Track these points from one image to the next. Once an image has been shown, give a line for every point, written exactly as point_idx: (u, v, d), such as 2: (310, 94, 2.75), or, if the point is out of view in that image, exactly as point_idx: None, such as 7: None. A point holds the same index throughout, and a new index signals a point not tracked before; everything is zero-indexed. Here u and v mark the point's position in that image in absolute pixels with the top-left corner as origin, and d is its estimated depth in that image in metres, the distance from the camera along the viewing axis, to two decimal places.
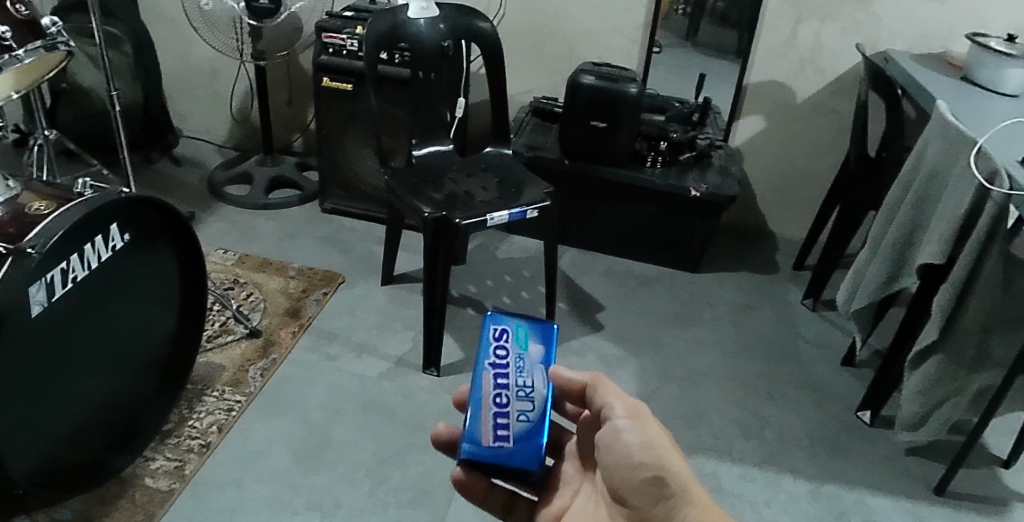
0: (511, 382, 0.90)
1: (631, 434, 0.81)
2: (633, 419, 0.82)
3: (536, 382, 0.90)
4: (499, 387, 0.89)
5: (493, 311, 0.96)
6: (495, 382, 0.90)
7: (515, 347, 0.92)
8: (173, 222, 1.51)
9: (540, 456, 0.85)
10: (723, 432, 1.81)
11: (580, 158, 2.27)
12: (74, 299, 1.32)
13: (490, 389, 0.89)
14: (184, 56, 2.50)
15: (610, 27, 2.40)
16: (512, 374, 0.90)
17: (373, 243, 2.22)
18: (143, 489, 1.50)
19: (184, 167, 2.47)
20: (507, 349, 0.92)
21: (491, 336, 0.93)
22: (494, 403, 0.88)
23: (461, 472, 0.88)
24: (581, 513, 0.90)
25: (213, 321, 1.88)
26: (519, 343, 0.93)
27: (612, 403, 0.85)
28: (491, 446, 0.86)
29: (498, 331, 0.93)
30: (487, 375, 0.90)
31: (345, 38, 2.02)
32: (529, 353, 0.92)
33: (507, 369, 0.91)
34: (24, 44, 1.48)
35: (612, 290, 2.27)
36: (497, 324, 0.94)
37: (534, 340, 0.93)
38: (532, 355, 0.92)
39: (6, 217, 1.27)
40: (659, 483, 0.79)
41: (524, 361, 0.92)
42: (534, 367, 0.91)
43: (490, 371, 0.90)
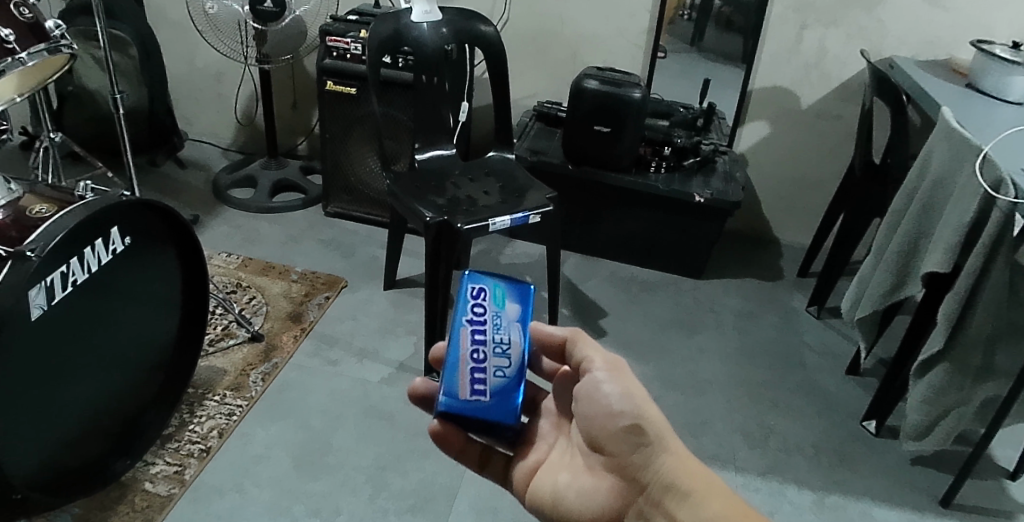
0: (488, 338, 0.86)
1: (611, 385, 0.82)
2: (612, 372, 0.83)
3: (513, 339, 0.86)
4: (476, 343, 0.86)
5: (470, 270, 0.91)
6: (472, 338, 0.86)
7: (492, 305, 0.88)
8: (174, 225, 1.51)
9: (515, 411, 0.83)
10: (727, 441, 1.80)
11: (583, 163, 2.26)
12: (74, 302, 1.32)
13: (467, 345, 0.85)
14: (189, 59, 2.50)
15: (614, 31, 2.39)
16: (490, 330, 0.87)
17: (376, 247, 2.21)
18: (142, 494, 1.49)
19: (189, 170, 2.47)
20: (484, 304, 0.88)
21: (468, 293, 0.88)
22: (472, 358, 0.85)
23: (437, 427, 0.85)
24: (557, 466, 0.88)
25: (215, 325, 1.88)
26: (496, 301, 0.89)
27: (590, 357, 0.84)
28: (468, 400, 0.83)
29: (474, 287, 0.89)
30: (464, 331, 0.86)
31: (348, 41, 2.02)
32: (506, 311, 0.88)
33: (484, 326, 0.87)
34: (27, 48, 1.48)
35: (615, 296, 2.26)
36: (473, 281, 0.89)
37: (511, 300, 0.89)
38: (509, 313, 0.88)
39: (7, 219, 1.27)
40: (637, 432, 0.79)
41: (503, 317, 0.88)
42: (511, 324, 0.87)
43: (467, 327, 0.86)
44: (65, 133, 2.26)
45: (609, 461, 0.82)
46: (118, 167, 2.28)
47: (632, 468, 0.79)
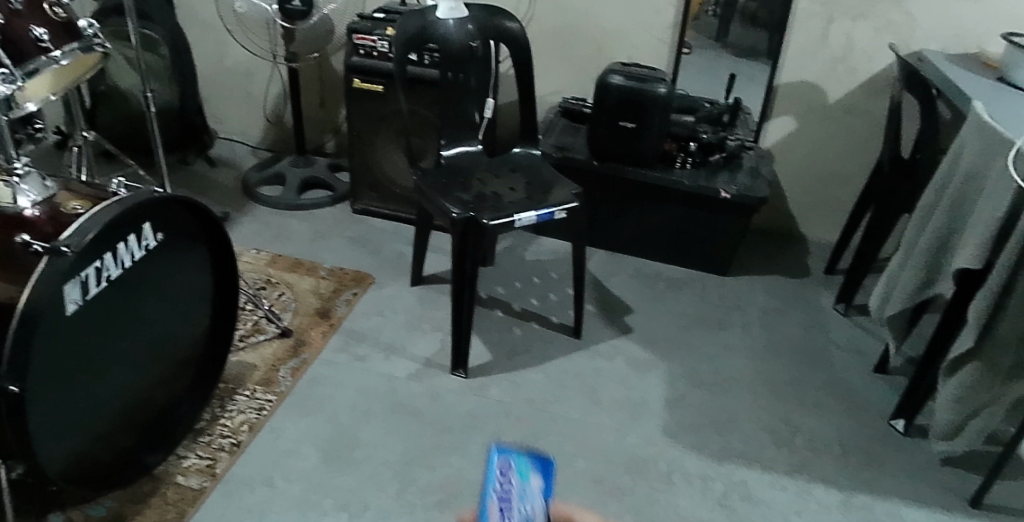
0: (515, 514, 0.75)
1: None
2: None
3: (538, 511, 0.76)
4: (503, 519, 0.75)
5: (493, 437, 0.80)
6: (500, 514, 0.75)
7: (520, 479, 0.77)
8: (205, 221, 1.53)
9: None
10: (754, 439, 1.78)
11: (609, 160, 2.25)
12: (109, 298, 1.34)
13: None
14: (218, 59, 2.53)
15: (639, 27, 2.38)
16: (517, 504, 0.76)
17: (403, 244, 2.23)
18: (175, 487, 1.52)
19: (218, 168, 2.50)
20: (513, 480, 0.77)
21: (493, 469, 0.77)
22: None
23: None
24: None
25: (245, 320, 1.90)
26: (521, 471, 0.77)
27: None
28: None
29: (501, 460, 0.77)
30: (491, 507, 0.75)
31: (375, 39, 2.03)
32: (533, 484, 0.77)
33: (509, 501, 0.76)
34: (61, 47, 1.52)
35: (640, 292, 2.25)
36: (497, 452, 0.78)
37: (537, 472, 0.78)
38: (536, 487, 0.77)
39: (43, 215, 1.30)
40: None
41: (529, 488, 0.77)
42: (534, 494, 0.77)
43: (494, 502, 0.75)
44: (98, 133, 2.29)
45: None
46: (150, 166, 2.32)
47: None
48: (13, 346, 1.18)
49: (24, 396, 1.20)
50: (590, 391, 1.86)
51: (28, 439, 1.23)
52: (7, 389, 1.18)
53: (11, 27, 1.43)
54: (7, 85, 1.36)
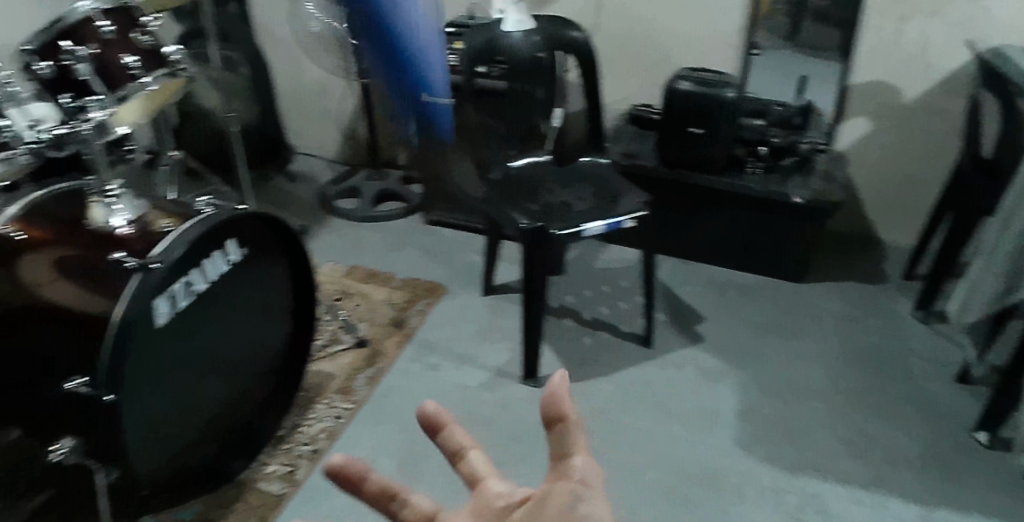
0: None
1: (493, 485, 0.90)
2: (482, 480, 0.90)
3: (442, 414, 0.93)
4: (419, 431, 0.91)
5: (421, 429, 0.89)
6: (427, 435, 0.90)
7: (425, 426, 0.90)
8: (282, 234, 1.57)
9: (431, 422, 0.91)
10: (829, 451, 1.73)
11: (678, 166, 2.23)
12: (195, 311, 1.40)
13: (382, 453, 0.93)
14: (296, 76, 2.59)
15: (706, 30, 2.35)
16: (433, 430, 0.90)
17: (474, 253, 2.25)
18: (257, 492, 1.57)
19: (298, 181, 2.56)
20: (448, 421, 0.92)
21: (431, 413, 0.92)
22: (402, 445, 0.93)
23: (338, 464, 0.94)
24: None
25: (323, 330, 1.94)
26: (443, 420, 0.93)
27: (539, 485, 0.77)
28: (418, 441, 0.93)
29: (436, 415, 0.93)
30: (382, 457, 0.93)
31: (446, 53, 2.06)
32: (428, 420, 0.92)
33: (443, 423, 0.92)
34: (150, 74, 1.65)
35: (711, 298, 2.22)
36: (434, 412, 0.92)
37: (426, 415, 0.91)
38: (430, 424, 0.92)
39: (135, 233, 1.38)
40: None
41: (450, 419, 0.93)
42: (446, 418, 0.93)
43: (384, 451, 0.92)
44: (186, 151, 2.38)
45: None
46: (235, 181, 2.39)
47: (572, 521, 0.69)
48: (106, 358, 1.25)
49: (116, 404, 1.28)
50: (662, 402, 1.84)
51: (117, 442, 1.32)
52: (100, 399, 1.26)
53: (104, 57, 1.58)
54: (104, 107, 1.51)
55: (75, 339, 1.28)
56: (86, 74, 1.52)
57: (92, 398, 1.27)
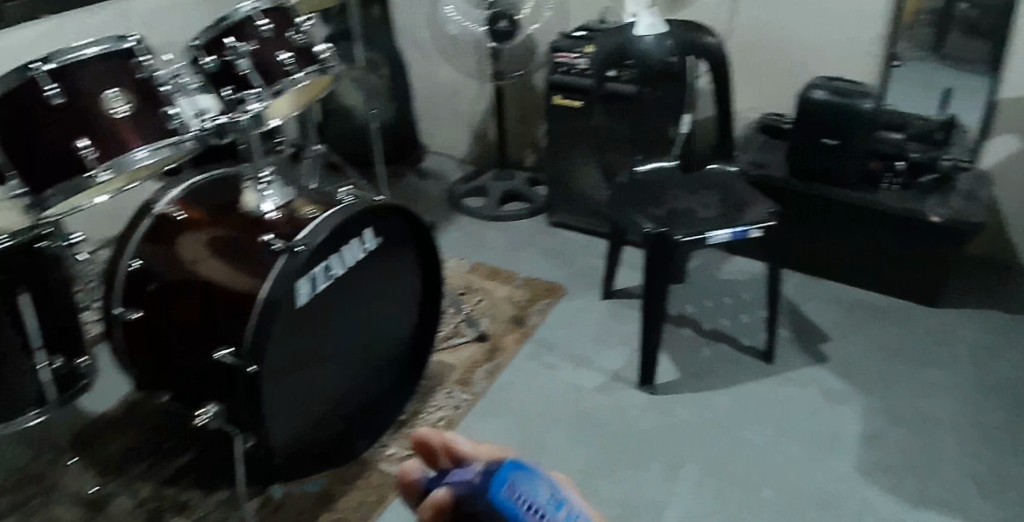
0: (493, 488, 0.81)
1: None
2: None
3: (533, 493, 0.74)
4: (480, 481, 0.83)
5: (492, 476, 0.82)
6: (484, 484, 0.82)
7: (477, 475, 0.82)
8: (415, 227, 1.64)
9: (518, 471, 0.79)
10: (958, 486, 1.62)
11: (810, 178, 2.16)
12: (331, 295, 1.48)
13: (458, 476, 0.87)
14: (430, 77, 2.67)
15: (844, 39, 2.26)
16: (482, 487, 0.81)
17: (594, 257, 2.26)
18: (378, 472, 1.63)
19: (428, 179, 2.65)
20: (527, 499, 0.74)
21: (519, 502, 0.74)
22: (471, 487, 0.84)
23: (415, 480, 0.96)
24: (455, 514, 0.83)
25: (446, 323, 2.00)
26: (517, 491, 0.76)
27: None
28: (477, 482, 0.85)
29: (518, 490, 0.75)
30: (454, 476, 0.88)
31: (575, 57, 2.05)
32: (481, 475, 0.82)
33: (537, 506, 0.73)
34: (302, 69, 1.69)
35: (838, 317, 2.13)
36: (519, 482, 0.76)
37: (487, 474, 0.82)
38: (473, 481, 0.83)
39: (282, 217, 1.46)
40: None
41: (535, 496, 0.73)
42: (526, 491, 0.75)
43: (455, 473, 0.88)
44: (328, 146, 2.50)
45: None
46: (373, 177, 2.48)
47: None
48: (252, 331, 1.34)
49: (258, 375, 1.36)
50: (780, 419, 1.79)
51: (259, 413, 1.40)
52: (245, 369, 1.34)
53: (262, 53, 1.62)
54: (257, 101, 1.58)
55: (225, 313, 1.38)
56: (244, 68, 1.58)
57: (238, 368, 1.36)
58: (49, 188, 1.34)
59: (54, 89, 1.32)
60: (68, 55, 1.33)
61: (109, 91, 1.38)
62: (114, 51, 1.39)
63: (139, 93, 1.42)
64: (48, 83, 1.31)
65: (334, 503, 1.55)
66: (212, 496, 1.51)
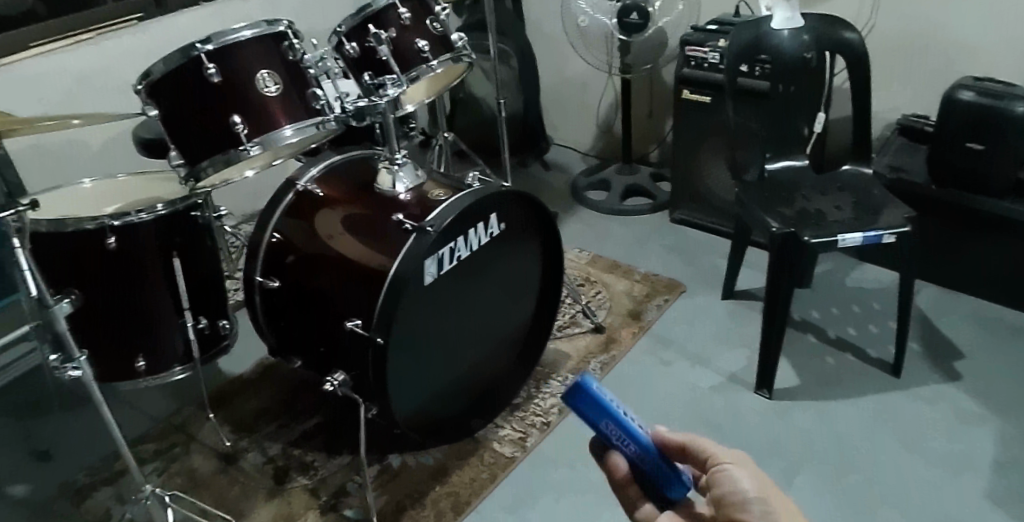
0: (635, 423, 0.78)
1: (741, 474, 0.77)
2: (741, 465, 0.78)
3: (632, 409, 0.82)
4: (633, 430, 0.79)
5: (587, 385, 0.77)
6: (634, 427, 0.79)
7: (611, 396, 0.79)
8: (538, 216, 1.66)
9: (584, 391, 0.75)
10: None
11: (952, 185, 2.05)
12: (457, 276, 1.52)
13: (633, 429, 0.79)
14: (558, 70, 2.70)
15: (999, 37, 2.09)
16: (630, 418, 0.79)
17: (716, 257, 2.21)
18: (491, 451, 1.65)
19: (552, 171, 2.67)
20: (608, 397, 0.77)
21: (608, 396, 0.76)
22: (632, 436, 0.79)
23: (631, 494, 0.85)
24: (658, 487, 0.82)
25: (564, 312, 2.03)
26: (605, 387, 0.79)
27: (714, 453, 0.79)
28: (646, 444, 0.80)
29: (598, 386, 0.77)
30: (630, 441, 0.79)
31: (707, 50, 2.07)
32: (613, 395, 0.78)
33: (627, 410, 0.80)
34: (437, 57, 1.69)
35: (976, 334, 2.00)
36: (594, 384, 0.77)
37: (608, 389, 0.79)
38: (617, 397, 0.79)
39: (414, 200, 1.50)
40: (768, 507, 0.74)
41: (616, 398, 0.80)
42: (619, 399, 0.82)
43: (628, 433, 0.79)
44: (455, 134, 2.57)
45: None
46: (495, 165, 2.54)
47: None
48: (383, 304, 1.39)
49: (387, 347, 1.41)
50: (908, 436, 1.70)
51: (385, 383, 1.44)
52: (374, 340, 1.40)
53: (401, 41, 1.62)
54: (395, 88, 1.57)
55: (359, 285, 1.43)
56: (386, 55, 1.58)
57: (368, 339, 1.41)
58: (204, 161, 1.40)
59: (214, 68, 1.34)
60: (228, 36, 1.35)
61: (263, 71, 1.39)
62: (269, 33, 1.40)
63: (290, 75, 1.43)
64: (209, 63, 1.34)
65: (447, 477, 1.58)
66: (336, 459, 1.57)
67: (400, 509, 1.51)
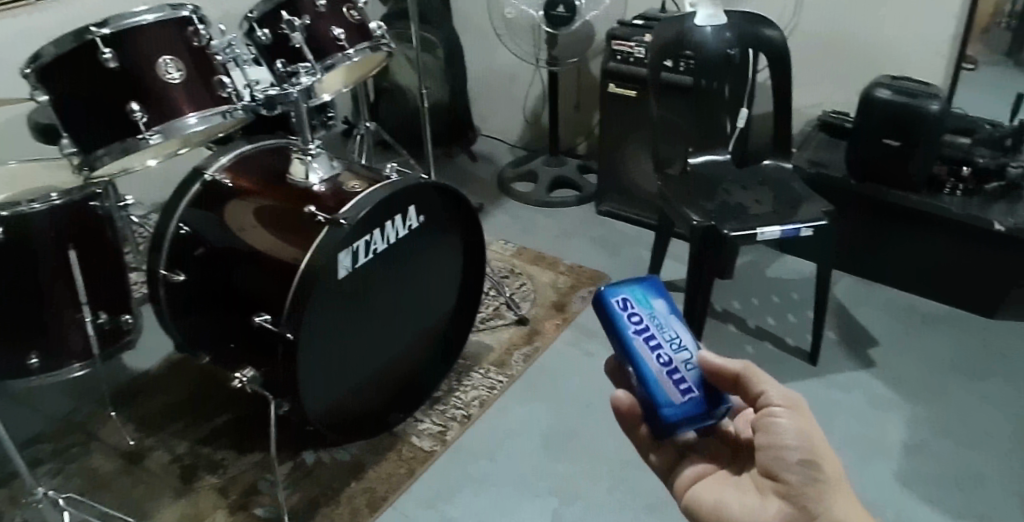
0: (656, 336, 0.82)
1: (790, 422, 0.76)
2: (794, 410, 0.77)
3: (680, 332, 0.83)
4: (656, 348, 0.82)
5: (609, 288, 0.85)
6: (650, 345, 0.82)
7: (643, 309, 0.84)
8: (460, 208, 1.64)
9: (592, 298, 0.85)
10: (1002, 505, 1.55)
11: (868, 180, 2.10)
12: (373, 269, 1.49)
13: (650, 351, 0.81)
14: (487, 61, 2.68)
15: (913, 37, 2.16)
16: (656, 333, 0.83)
17: (642, 249, 2.23)
18: (409, 446, 1.63)
19: (481, 162, 2.65)
20: (636, 310, 0.84)
21: (617, 307, 0.83)
22: (655, 355, 0.81)
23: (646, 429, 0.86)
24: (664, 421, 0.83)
25: (487, 305, 2.02)
26: (642, 302, 0.85)
27: (768, 391, 0.78)
28: (655, 366, 0.81)
29: (618, 296, 0.84)
30: (641, 355, 0.81)
31: (633, 45, 2.08)
32: (655, 307, 0.84)
33: (651, 331, 0.83)
34: (355, 45, 1.63)
35: (890, 323, 2.06)
36: (613, 295, 0.85)
37: (654, 298, 0.85)
38: (659, 308, 0.85)
39: (328, 192, 1.46)
40: (813, 469, 0.74)
41: (658, 315, 0.84)
42: (670, 319, 0.84)
43: (641, 345, 0.82)
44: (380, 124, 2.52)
45: (780, 490, 0.75)
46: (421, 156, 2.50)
47: (803, 501, 0.74)
48: (293, 299, 1.35)
49: (297, 343, 1.37)
50: (823, 423, 1.74)
51: (295, 379, 1.40)
52: (284, 336, 1.36)
53: (316, 28, 1.57)
54: (309, 76, 1.52)
55: (267, 280, 1.39)
56: (299, 43, 1.52)
57: (277, 334, 1.37)
58: (101, 148, 1.35)
59: (110, 53, 1.27)
60: (126, 20, 1.29)
61: (165, 56, 1.34)
62: (170, 18, 1.34)
63: (194, 61, 1.39)
64: (105, 47, 1.27)
65: (364, 473, 1.56)
66: (247, 458, 1.53)
67: (314, 506, 1.48)
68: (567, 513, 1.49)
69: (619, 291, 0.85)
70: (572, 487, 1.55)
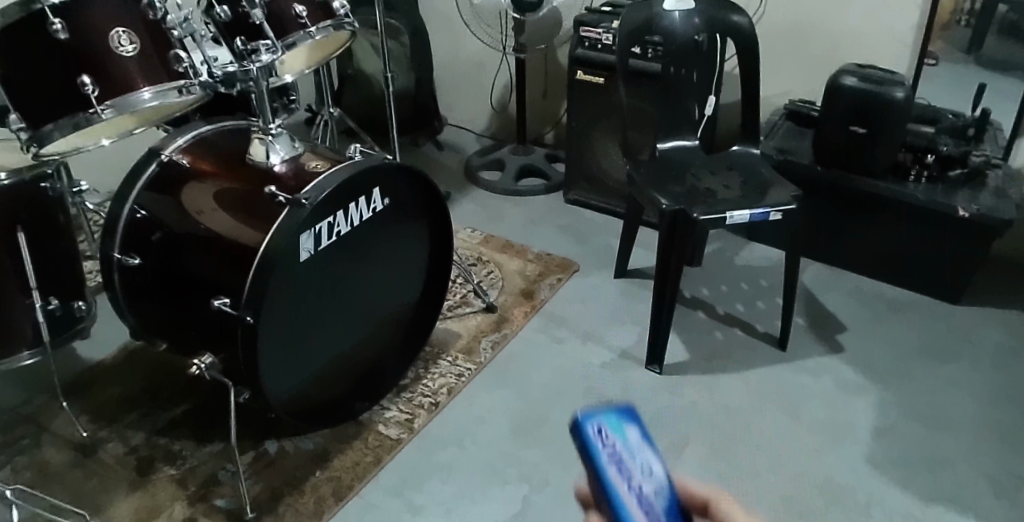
0: (632, 473, 0.66)
1: None
2: None
3: (654, 460, 0.68)
4: (633, 488, 0.65)
5: (582, 415, 0.67)
6: (628, 484, 0.64)
7: (616, 437, 0.67)
8: (426, 192, 1.60)
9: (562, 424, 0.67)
10: (969, 486, 1.55)
11: (834, 166, 2.11)
12: (336, 253, 1.45)
13: (627, 491, 0.64)
14: (454, 50, 2.66)
15: (877, 26, 2.18)
16: (633, 468, 0.66)
17: (610, 237, 2.22)
18: (376, 434, 1.59)
19: (447, 152, 2.62)
20: (612, 439, 0.66)
21: (591, 438, 0.65)
22: (632, 493, 0.65)
23: None
24: None
25: (455, 292, 1.99)
26: (616, 430, 0.67)
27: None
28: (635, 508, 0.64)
29: (593, 422, 0.66)
30: (621, 496, 0.64)
31: (601, 31, 2.07)
32: (627, 435, 0.67)
33: (624, 462, 0.66)
34: (317, 24, 1.59)
35: (857, 309, 2.07)
36: (585, 421, 0.67)
37: (629, 425, 0.68)
38: (632, 437, 0.68)
39: (289, 172, 1.42)
40: None
41: (633, 445, 0.67)
42: (644, 448, 0.68)
43: (620, 484, 0.64)
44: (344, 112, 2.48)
45: None
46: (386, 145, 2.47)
47: None
48: (252, 281, 1.31)
49: (257, 327, 1.33)
50: (792, 406, 1.73)
51: (256, 365, 1.36)
52: (243, 319, 1.31)
53: (277, 6, 1.54)
54: (270, 54, 1.45)
55: (225, 262, 1.35)
56: (258, 19, 1.44)
57: (236, 318, 1.33)
58: (50, 124, 1.28)
59: (60, 23, 1.22)
60: None
61: (117, 29, 1.29)
62: None
63: (148, 34, 1.33)
64: (54, 17, 1.22)
65: (328, 462, 1.52)
66: (206, 448, 1.49)
67: (276, 496, 1.44)
68: (537, 500, 1.47)
69: (592, 418, 0.67)
70: (542, 473, 1.53)
